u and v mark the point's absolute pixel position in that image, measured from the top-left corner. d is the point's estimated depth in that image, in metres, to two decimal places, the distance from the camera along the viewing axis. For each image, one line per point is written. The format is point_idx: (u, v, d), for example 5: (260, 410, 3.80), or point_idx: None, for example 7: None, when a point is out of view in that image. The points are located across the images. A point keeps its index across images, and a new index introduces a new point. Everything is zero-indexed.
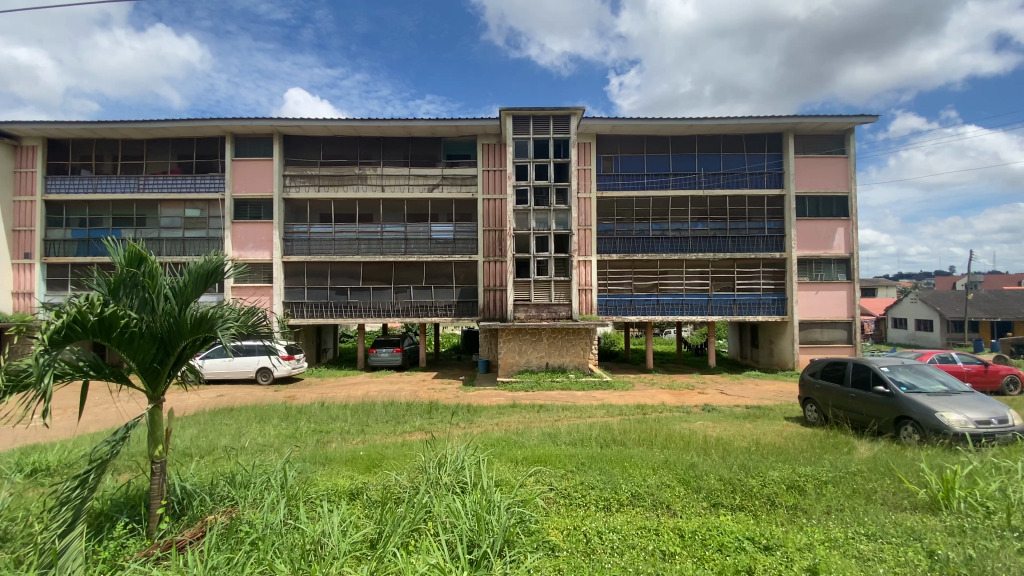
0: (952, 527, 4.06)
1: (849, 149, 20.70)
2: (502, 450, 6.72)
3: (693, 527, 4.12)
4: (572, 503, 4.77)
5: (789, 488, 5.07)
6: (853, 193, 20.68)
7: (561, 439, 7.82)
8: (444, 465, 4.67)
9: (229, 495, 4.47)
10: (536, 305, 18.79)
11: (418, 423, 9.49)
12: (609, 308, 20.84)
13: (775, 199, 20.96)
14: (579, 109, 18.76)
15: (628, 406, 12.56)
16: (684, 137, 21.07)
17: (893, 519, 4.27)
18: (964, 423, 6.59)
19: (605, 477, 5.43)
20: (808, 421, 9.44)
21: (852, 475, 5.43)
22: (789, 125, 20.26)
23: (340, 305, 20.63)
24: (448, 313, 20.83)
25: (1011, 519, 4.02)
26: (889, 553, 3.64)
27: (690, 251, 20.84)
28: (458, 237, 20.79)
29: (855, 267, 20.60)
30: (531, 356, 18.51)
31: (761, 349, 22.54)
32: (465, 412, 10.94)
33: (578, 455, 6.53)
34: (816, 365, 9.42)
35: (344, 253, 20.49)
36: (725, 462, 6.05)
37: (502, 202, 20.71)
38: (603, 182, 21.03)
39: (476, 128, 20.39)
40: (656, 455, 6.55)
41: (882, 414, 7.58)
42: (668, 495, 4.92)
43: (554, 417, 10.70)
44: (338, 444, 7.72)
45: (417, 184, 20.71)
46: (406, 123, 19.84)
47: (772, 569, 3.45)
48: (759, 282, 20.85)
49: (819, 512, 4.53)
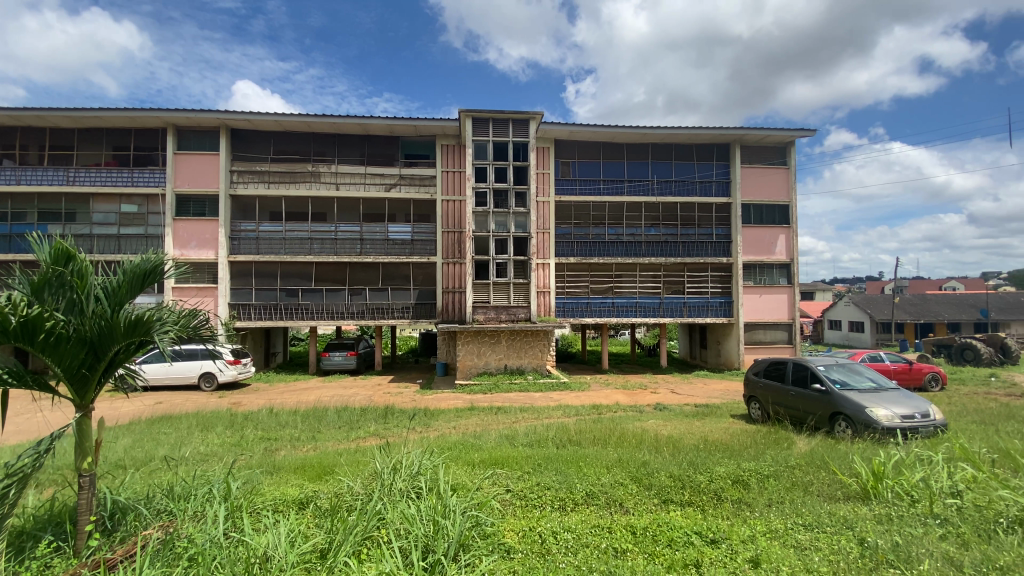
0: (880, 515, 4.37)
1: (789, 160, 21.92)
2: (459, 454, 6.67)
3: (644, 523, 4.24)
4: (528, 504, 4.80)
5: (733, 482, 5.33)
6: (793, 202, 21.91)
7: (517, 440, 7.85)
8: (399, 470, 4.60)
9: (167, 509, 4.19)
10: (494, 308, 18.78)
11: (372, 428, 9.29)
12: (566, 310, 21.10)
13: (723, 206, 21.95)
14: (539, 114, 18.96)
15: (583, 406, 12.77)
16: (638, 144, 21.69)
17: (828, 509, 4.55)
18: (892, 418, 7.13)
19: (560, 476, 5.51)
20: (751, 418, 9.92)
21: (792, 469, 5.74)
22: (736, 136, 21.24)
23: (291, 307, 19.87)
24: (405, 315, 20.48)
25: (933, 507, 4.37)
26: (823, 542, 3.87)
27: (643, 256, 21.51)
28: (417, 238, 20.50)
29: (795, 272, 21.79)
30: (489, 358, 18.48)
31: (709, 350, 23.49)
32: (421, 415, 10.79)
33: (534, 456, 6.60)
34: (760, 364, 9.90)
35: (295, 253, 19.79)
36: (674, 459, 6.27)
37: (462, 203, 20.64)
38: (561, 186, 21.29)
39: (435, 128, 20.19)
40: (610, 454, 6.71)
41: (818, 410, 8.08)
42: (620, 493, 5.04)
43: (512, 419, 10.74)
44: (288, 452, 7.44)
45: (374, 183, 20.30)
46: (362, 121, 19.42)
47: (718, 562, 3.60)
48: (707, 285, 21.78)
49: (762, 505, 4.77)
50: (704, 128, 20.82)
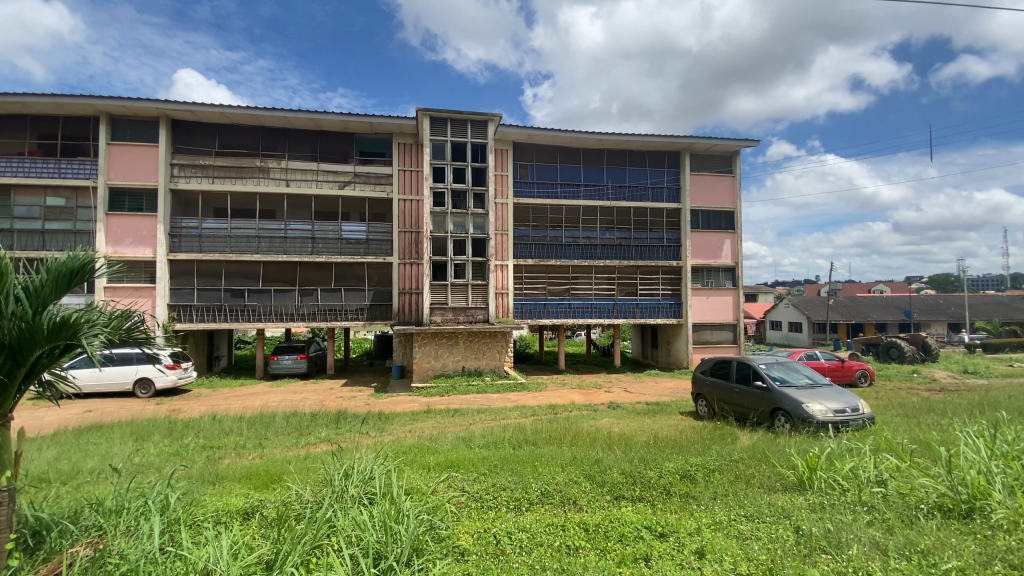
0: (816, 504, 4.65)
1: (734, 169, 23.01)
2: (414, 458, 6.58)
3: (596, 520, 4.34)
4: (484, 505, 4.81)
5: (681, 477, 5.54)
6: (738, 209, 23.01)
7: (474, 442, 7.84)
8: (351, 476, 4.50)
9: (97, 524, 3.90)
10: (452, 309, 18.61)
11: (323, 433, 9.02)
12: (524, 311, 21.21)
13: (673, 212, 22.78)
14: (497, 115, 19.00)
15: (539, 407, 12.88)
16: (594, 150, 22.15)
17: (767, 500, 4.81)
18: (826, 412, 7.61)
19: (516, 477, 5.56)
20: (699, 415, 10.34)
21: (735, 462, 6.03)
22: (685, 144, 22.09)
23: (236, 308, 18.98)
24: (360, 317, 19.96)
25: (861, 495, 4.71)
26: (763, 531, 4.09)
27: (599, 258, 21.97)
28: (372, 237, 20.06)
29: (740, 276, 22.90)
30: (447, 360, 18.36)
31: (660, 350, 24.28)
32: (375, 419, 10.57)
33: (491, 457, 6.61)
34: (706, 364, 10.33)
35: (241, 252, 18.91)
36: (626, 456, 6.44)
37: (419, 204, 20.38)
38: (519, 188, 21.40)
39: (392, 127, 19.85)
40: (564, 452, 6.82)
41: (759, 406, 8.52)
42: (574, 491, 5.13)
43: (468, 421, 10.70)
44: (232, 460, 7.11)
45: (327, 180, 19.72)
46: (315, 116, 18.82)
47: (665, 554, 3.73)
48: (659, 288, 22.56)
49: (707, 498, 4.98)
50: (656, 135, 21.53)
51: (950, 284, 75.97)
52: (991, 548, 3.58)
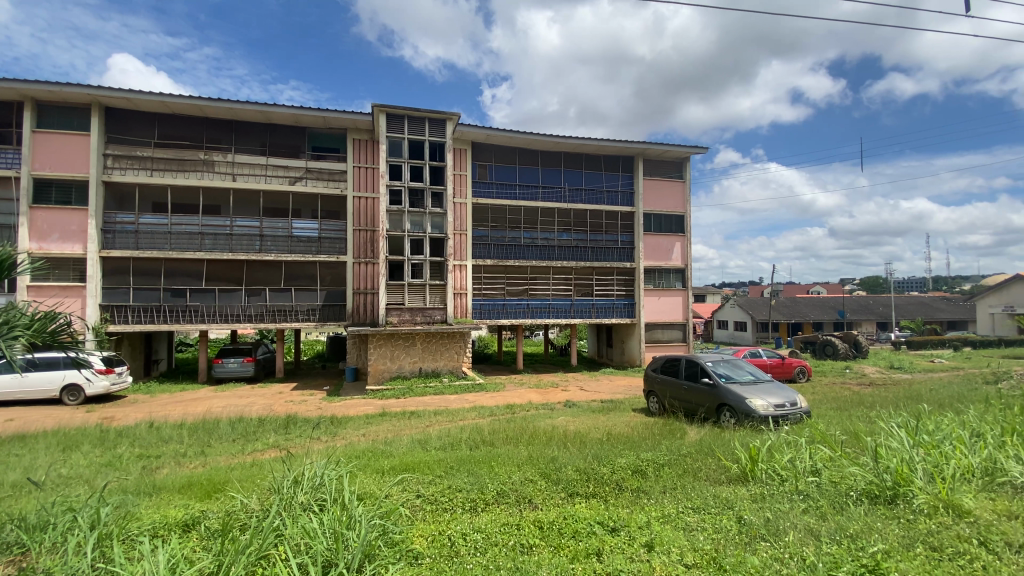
0: (757, 494, 4.91)
1: (685, 175, 23.91)
2: (367, 462, 6.45)
3: (551, 518, 4.41)
4: (439, 507, 4.78)
5: (632, 472, 5.72)
6: (688, 213, 23.93)
7: (430, 444, 7.76)
8: (300, 483, 4.36)
9: (17, 542, 3.60)
10: (409, 309, 18.31)
11: (271, 439, 8.69)
12: (483, 312, 21.15)
13: (627, 215, 23.41)
14: (455, 115, 18.90)
15: (496, 407, 12.89)
16: (551, 152, 22.43)
17: (713, 492, 5.03)
18: (767, 407, 8.03)
19: (472, 478, 5.55)
20: (650, 411, 10.68)
21: (683, 457, 6.27)
22: (639, 150, 22.73)
23: (176, 309, 17.94)
24: (311, 317, 19.32)
25: (798, 484, 5.01)
26: (708, 522, 4.27)
27: (556, 259, 22.26)
28: (324, 236, 19.48)
29: (689, 277, 23.80)
30: (403, 361, 18.15)
31: (615, 349, 24.89)
32: (327, 424, 10.26)
33: (447, 459, 6.56)
34: (657, 362, 10.68)
35: (182, 250, 17.90)
36: (581, 453, 6.57)
37: (375, 201, 19.96)
38: (478, 189, 21.30)
39: (346, 122, 19.34)
40: (521, 452, 6.87)
41: (706, 402, 8.89)
42: (530, 490, 5.19)
43: (425, 423, 10.59)
44: (170, 470, 6.72)
45: (276, 175, 18.96)
46: (264, 108, 18.07)
47: (616, 549, 3.84)
48: (614, 288, 23.16)
49: (657, 491, 5.16)
50: (612, 140, 22.04)
51: (878, 286, 81.97)
52: (913, 531, 3.89)
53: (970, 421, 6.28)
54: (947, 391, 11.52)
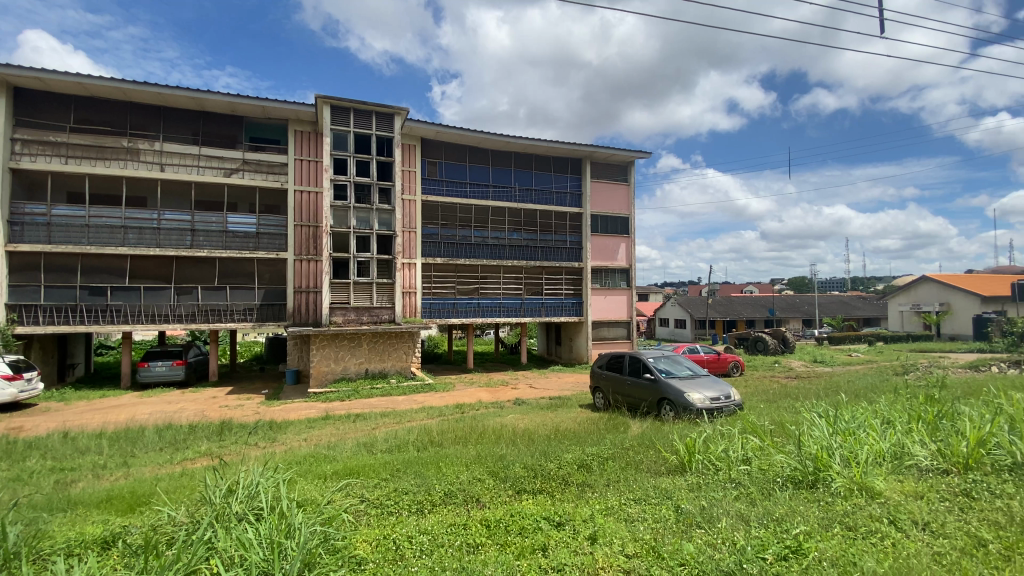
0: (694, 484, 5.17)
1: (629, 178, 24.73)
2: (308, 468, 6.21)
3: (498, 516, 4.44)
4: (384, 510, 4.69)
5: (578, 467, 5.86)
6: (632, 215, 24.76)
7: (376, 448, 7.58)
8: (235, 492, 4.15)
9: None
10: (355, 308, 17.81)
11: (204, 447, 8.20)
12: (432, 310, 20.89)
13: (575, 216, 23.89)
14: (404, 110, 18.56)
15: (445, 407, 12.79)
16: (501, 152, 22.49)
17: (654, 483, 5.25)
18: (703, 400, 8.44)
19: (419, 480, 5.49)
20: (596, 407, 10.98)
21: (626, 450, 6.50)
22: (587, 153, 23.26)
23: (95, 309, 16.51)
24: (248, 317, 18.34)
25: (731, 473, 5.32)
26: (649, 513, 4.45)
27: (506, 258, 22.37)
28: (263, 231, 18.55)
29: (634, 277, 24.63)
30: (349, 363, 17.66)
31: (563, 347, 25.33)
32: (265, 429, 9.79)
33: (393, 462, 6.44)
34: (602, 358, 10.98)
35: (102, 244, 16.50)
36: (529, 450, 6.66)
37: (318, 196, 19.23)
38: (427, 186, 20.99)
39: (287, 113, 18.52)
40: (469, 451, 6.85)
41: (648, 397, 9.25)
42: (478, 490, 5.19)
43: (371, 425, 10.35)
44: (88, 483, 6.17)
45: (210, 166, 17.85)
46: (197, 95, 16.98)
47: (561, 543, 3.93)
48: (562, 287, 23.58)
49: (601, 485, 5.31)
50: (561, 142, 22.40)
51: (804, 287, 88.43)
52: (832, 513, 4.23)
53: (880, 409, 6.89)
54: (861, 383, 12.60)
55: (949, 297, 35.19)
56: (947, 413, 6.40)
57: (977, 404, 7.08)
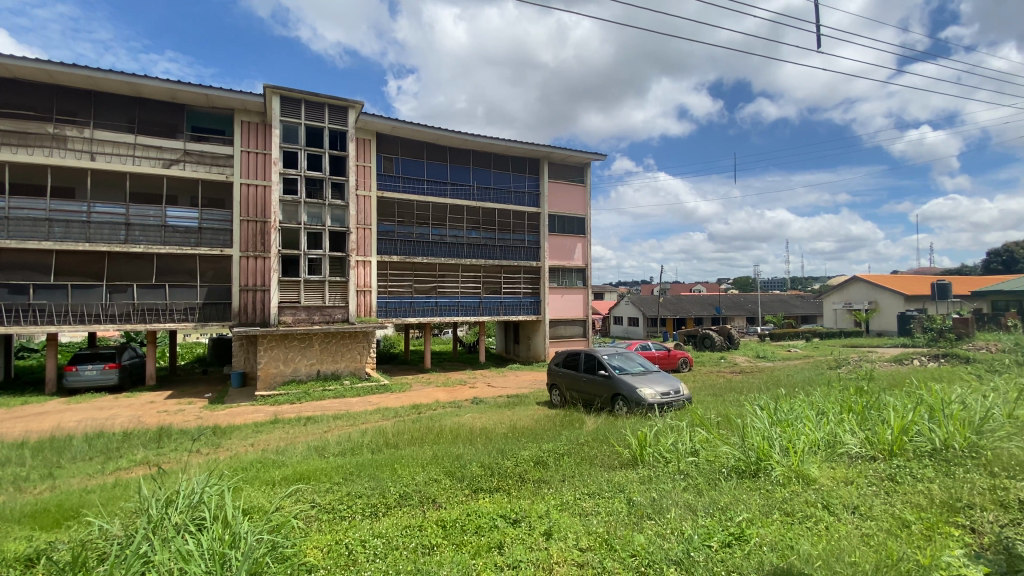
0: (645, 476, 5.34)
1: (586, 179, 25.21)
2: (254, 474, 5.97)
3: (454, 516, 4.42)
4: (336, 515, 4.57)
5: (535, 464, 5.94)
6: (588, 215, 25.25)
7: (328, 451, 7.38)
8: (174, 502, 3.92)
9: None
10: (306, 308, 17.22)
11: (141, 455, 7.71)
12: (387, 310, 20.49)
13: (533, 215, 24.09)
14: (358, 103, 18.11)
15: (401, 408, 12.60)
16: (459, 150, 22.36)
17: (607, 477, 5.38)
18: (655, 395, 8.71)
19: (373, 483, 5.39)
20: (553, 404, 11.13)
21: (581, 446, 6.63)
22: (545, 153, 23.52)
23: (14, 308, 15.17)
24: (189, 317, 17.35)
25: (680, 465, 5.53)
26: (602, 507, 4.56)
27: (464, 256, 22.26)
28: (206, 226, 17.59)
29: (590, 277, 25.12)
30: (299, 364, 17.07)
31: (521, 346, 25.49)
32: (209, 435, 9.32)
33: (346, 465, 6.30)
34: (559, 356, 11.14)
35: (23, 238, 15.17)
36: (486, 449, 6.68)
37: (267, 190, 18.44)
38: (383, 182, 20.55)
39: (233, 102, 17.67)
40: (426, 452, 6.80)
41: (602, 393, 9.46)
42: (433, 490, 5.16)
43: (324, 428, 10.06)
44: (7, 498, 5.67)
45: (147, 156, 16.74)
46: (133, 80, 15.91)
47: (517, 539, 3.97)
48: (520, 286, 23.71)
49: (557, 480, 5.39)
50: (519, 141, 22.54)
51: (748, 286, 93.06)
52: (771, 499, 4.49)
53: (816, 401, 7.37)
54: (799, 377, 13.39)
55: (877, 296, 38.00)
56: (874, 403, 6.93)
57: (899, 395, 7.70)
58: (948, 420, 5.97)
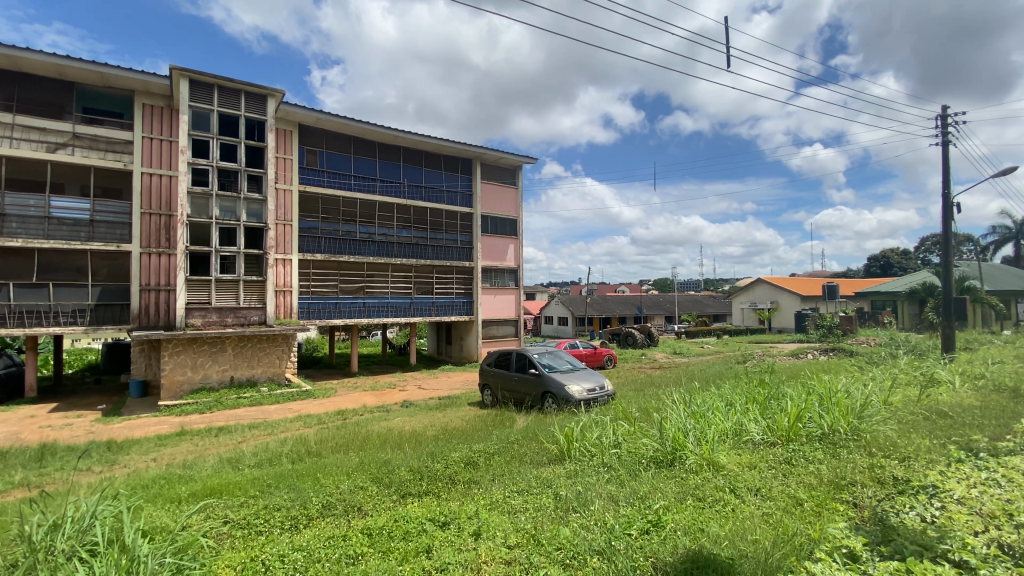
0: (571, 471, 5.53)
1: (517, 181, 25.59)
2: (156, 492, 5.45)
3: (380, 523, 4.32)
4: (251, 530, 4.30)
5: (465, 465, 5.93)
6: (520, 217, 25.61)
7: (242, 463, 6.91)
8: (59, 527, 3.50)
9: None
10: (218, 309, 15.98)
11: (19, 477, 6.79)
12: (310, 311, 19.50)
13: (465, 215, 24.03)
14: (279, 92, 17.13)
15: (325, 414, 12.07)
16: (389, 146, 21.79)
17: (536, 473, 5.51)
18: (581, 392, 9.02)
19: (293, 494, 5.12)
20: (484, 404, 11.18)
21: (511, 444, 6.73)
22: (477, 154, 23.59)
23: None
24: (79, 320, 15.46)
25: (605, 458, 5.77)
26: (530, 503, 4.64)
27: (394, 256, 21.72)
28: (99, 219, 15.77)
29: (521, 277, 25.48)
30: (210, 371, 15.81)
31: (453, 346, 25.30)
32: (102, 450, 8.40)
33: (263, 477, 5.93)
34: (491, 356, 11.21)
35: None
36: (415, 453, 6.57)
37: (173, 181, 16.88)
38: (306, 176, 19.53)
39: (134, 83, 16.04)
40: (351, 459, 6.58)
41: (532, 391, 9.65)
42: (359, 498, 5.00)
43: (239, 439, 9.41)
44: None
45: (26, 138, 14.74)
46: (9, 51, 13.99)
47: (445, 542, 3.94)
48: (452, 287, 23.54)
49: (487, 480, 5.43)
50: (451, 141, 22.40)
51: (668, 287, 98.80)
52: (686, 486, 4.82)
53: (726, 393, 8.00)
54: (711, 371, 14.44)
55: (778, 297, 41.88)
56: (774, 394, 7.64)
57: (794, 385, 8.56)
58: (835, 407, 6.72)
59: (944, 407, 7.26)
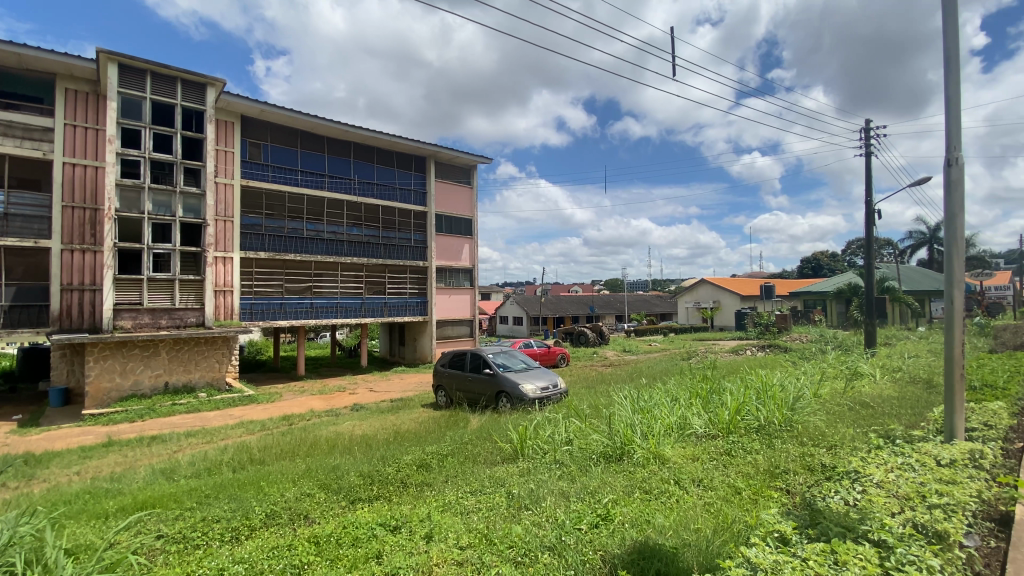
0: (524, 469, 5.59)
1: (472, 181, 25.53)
2: (81, 507, 5.05)
3: (329, 530, 4.21)
4: (188, 544, 4.08)
5: (417, 467, 5.86)
6: (474, 216, 25.54)
7: (178, 474, 6.52)
8: None
9: None
10: (151, 310, 14.97)
11: None
12: (254, 312, 18.64)
13: (419, 214, 23.70)
14: (220, 82, 16.27)
15: (270, 420, 11.57)
16: (340, 141, 21.17)
17: (489, 473, 5.53)
18: (535, 390, 9.12)
19: (234, 504, 4.89)
20: (438, 405, 11.07)
21: (464, 444, 6.72)
22: (431, 152, 23.34)
23: None
24: None
25: (557, 455, 5.87)
26: (483, 503, 4.66)
27: (344, 255, 21.12)
28: (13, 212, 14.37)
29: (475, 277, 25.42)
30: (141, 376, 14.80)
31: (406, 347, 24.89)
32: (18, 464, 7.68)
33: (202, 487, 5.63)
34: (445, 357, 11.13)
35: None
36: (366, 457, 6.43)
37: (100, 173, 15.66)
38: (249, 170, 18.65)
39: (55, 65, 14.77)
40: (298, 465, 6.35)
41: (487, 391, 9.66)
42: (306, 505, 4.84)
43: (176, 448, 8.87)
44: None
45: None
46: None
47: (396, 546, 3.89)
48: (405, 287, 23.17)
49: (440, 481, 5.41)
50: (404, 138, 22.05)
51: (618, 287, 101.51)
52: (634, 480, 4.98)
53: (672, 389, 8.33)
54: (658, 368, 14.95)
55: (720, 296, 43.98)
56: (716, 389, 8.03)
57: (734, 381, 9.03)
58: (771, 400, 7.15)
59: (867, 398, 7.87)
